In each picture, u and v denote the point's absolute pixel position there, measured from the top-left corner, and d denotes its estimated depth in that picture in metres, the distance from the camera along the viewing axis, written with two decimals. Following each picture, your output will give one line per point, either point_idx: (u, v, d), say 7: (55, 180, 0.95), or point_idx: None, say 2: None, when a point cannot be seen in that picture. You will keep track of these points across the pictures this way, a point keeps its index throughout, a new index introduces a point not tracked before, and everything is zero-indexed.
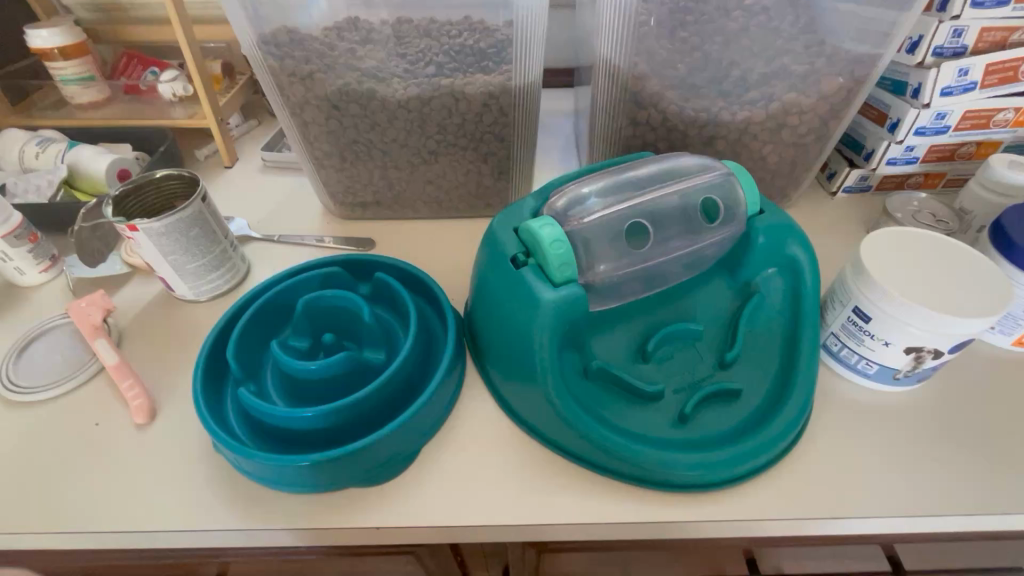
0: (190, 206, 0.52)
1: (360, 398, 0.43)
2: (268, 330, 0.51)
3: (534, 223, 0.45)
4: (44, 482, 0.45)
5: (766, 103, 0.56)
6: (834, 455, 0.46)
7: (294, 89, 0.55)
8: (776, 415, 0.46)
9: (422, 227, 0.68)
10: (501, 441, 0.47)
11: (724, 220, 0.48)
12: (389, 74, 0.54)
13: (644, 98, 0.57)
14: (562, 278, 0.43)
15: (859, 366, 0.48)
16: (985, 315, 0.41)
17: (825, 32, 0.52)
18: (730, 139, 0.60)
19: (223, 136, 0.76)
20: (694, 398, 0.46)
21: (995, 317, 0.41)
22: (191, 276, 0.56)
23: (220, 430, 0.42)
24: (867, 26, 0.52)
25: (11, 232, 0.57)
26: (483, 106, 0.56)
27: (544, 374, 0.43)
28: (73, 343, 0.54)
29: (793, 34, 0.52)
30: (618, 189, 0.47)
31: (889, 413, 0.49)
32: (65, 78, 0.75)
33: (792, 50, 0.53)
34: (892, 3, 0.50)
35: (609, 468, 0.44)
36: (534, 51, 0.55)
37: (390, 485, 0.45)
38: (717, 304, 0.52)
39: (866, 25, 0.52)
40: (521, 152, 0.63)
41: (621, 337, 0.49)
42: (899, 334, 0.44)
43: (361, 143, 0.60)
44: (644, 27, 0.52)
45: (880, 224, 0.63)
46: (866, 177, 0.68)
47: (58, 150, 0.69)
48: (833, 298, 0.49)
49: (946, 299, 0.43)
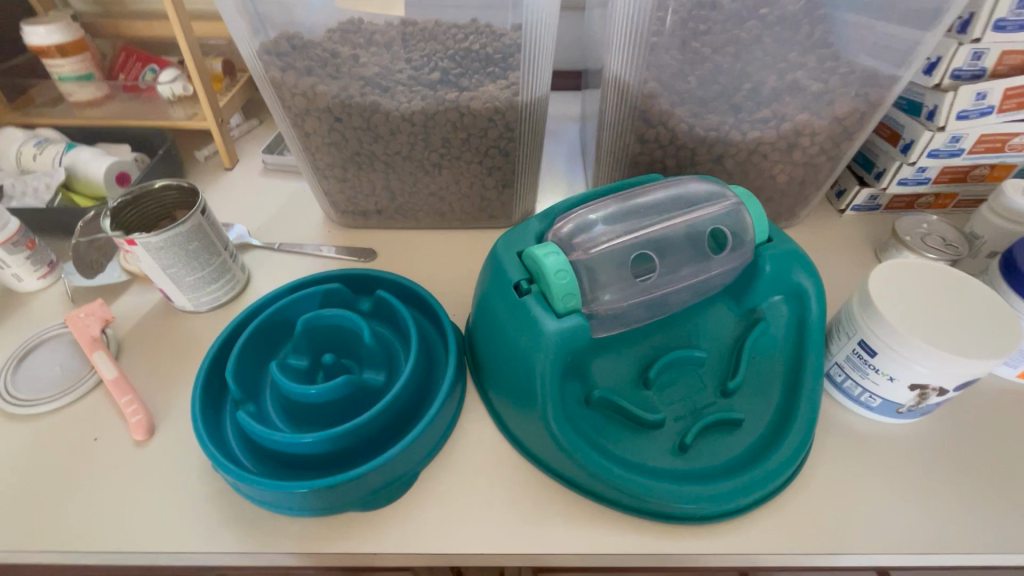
0: (189, 220, 0.51)
1: (360, 424, 0.43)
2: (268, 348, 0.50)
3: (539, 250, 0.44)
4: (41, 499, 0.45)
5: (777, 123, 0.55)
6: (836, 488, 0.46)
7: (295, 101, 0.54)
8: (778, 447, 0.45)
9: (425, 239, 0.67)
10: (501, 466, 0.47)
11: (732, 247, 0.47)
12: (393, 88, 0.53)
13: (653, 116, 0.56)
14: (566, 308, 0.43)
15: (863, 398, 0.48)
16: (985, 357, 0.41)
17: (839, 46, 0.51)
18: (739, 158, 0.59)
19: (223, 138, 0.75)
20: (695, 428, 0.46)
21: (995, 361, 0.41)
22: (190, 288, 0.56)
23: (217, 453, 0.42)
24: (886, 43, 0.51)
25: (9, 239, 0.56)
26: (489, 121, 0.55)
27: (545, 404, 0.42)
28: (72, 355, 0.54)
29: (808, 48, 0.51)
30: (624, 217, 0.46)
31: (892, 444, 0.48)
32: (63, 76, 0.74)
33: (806, 65, 0.51)
34: (915, 22, 0.50)
35: (608, 498, 0.44)
36: (541, 65, 0.53)
37: (388, 510, 0.45)
38: (721, 330, 0.51)
39: (884, 42, 0.51)
40: (526, 165, 0.62)
41: (623, 363, 0.49)
42: (905, 371, 0.44)
43: (364, 155, 0.59)
44: (656, 44, 0.50)
45: (888, 246, 0.62)
46: (876, 196, 0.67)
47: (56, 152, 0.67)
48: (839, 328, 0.48)
49: (954, 336, 0.42)
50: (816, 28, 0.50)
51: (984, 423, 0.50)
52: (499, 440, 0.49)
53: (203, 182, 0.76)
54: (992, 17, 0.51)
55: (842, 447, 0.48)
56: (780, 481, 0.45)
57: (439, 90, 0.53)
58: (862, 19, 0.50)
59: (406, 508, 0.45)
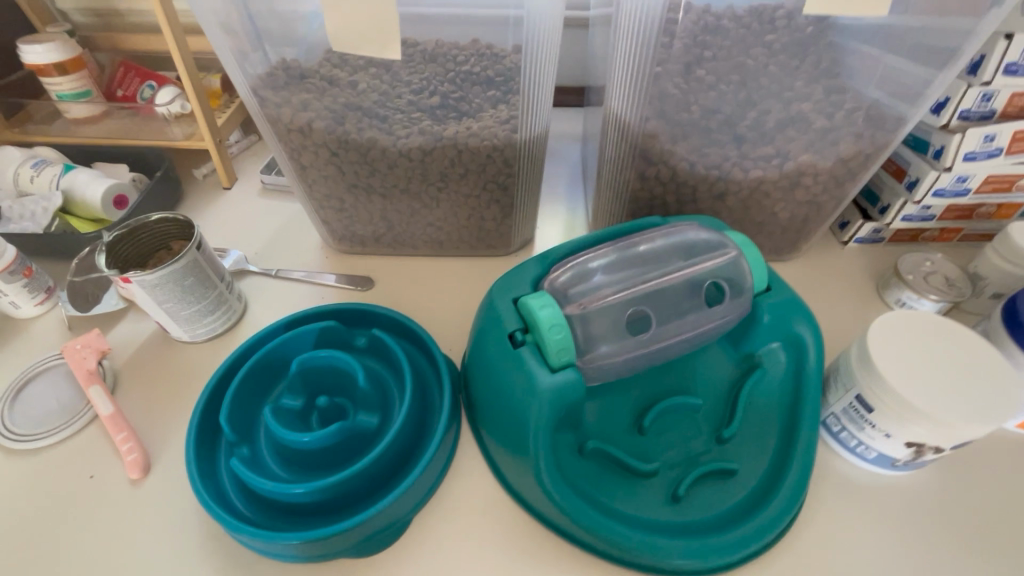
0: (184, 256, 0.51)
1: (352, 473, 0.43)
2: (263, 388, 0.51)
3: (534, 301, 0.44)
4: (36, 538, 0.45)
5: (780, 162, 0.54)
6: (831, 540, 0.46)
7: (292, 138, 0.54)
8: (771, 500, 0.45)
9: (423, 267, 0.67)
10: (494, 511, 0.47)
11: (730, 297, 0.47)
12: (391, 124, 0.52)
13: (654, 155, 0.55)
14: (560, 362, 0.43)
15: (859, 449, 0.48)
16: (979, 422, 0.40)
17: (847, 76, 0.50)
18: (741, 195, 0.58)
19: (221, 157, 0.74)
20: (689, 478, 0.46)
21: (988, 427, 0.40)
22: (186, 321, 0.56)
23: (210, 501, 0.42)
24: (893, 77, 0.50)
25: (6, 268, 0.56)
26: (487, 157, 0.55)
27: (538, 457, 0.42)
28: (68, 387, 0.54)
29: (813, 78, 0.49)
30: (619, 267, 0.46)
31: (888, 495, 0.48)
32: (60, 94, 0.73)
33: (813, 95, 0.50)
34: (926, 60, 0.49)
35: (600, 549, 0.44)
36: (540, 102, 0.53)
37: (380, 556, 0.45)
38: (717, 376, 0.51)
39: (891, 75, 0.50)
40: (524, 196, 0.61)
41: (618, 410, 0.49)
42: (901, 429, 0.43)
43: (361, 187, 0.58)
44: (657, 83, 0.49)
45: (891, 284, 0.62)
46: (879, 230, 0.66)
47: (53, 174, 0.67)
48: (837, 379, 0.48)
49: (952, 399, 0.42)
50: (824, 56, 0.49)
51: (982, 474, 0.49)
52: (492, 482, 0.49)
53: (201, 202, 0.75)
54: (1002, 61, 0.50)
55: (838, 497, 0.48)
56: (774, 534, 0.45)
57: (437, 114, 0.52)
58: (869, 49, 0.49)
59: (397, 553, 0.45)
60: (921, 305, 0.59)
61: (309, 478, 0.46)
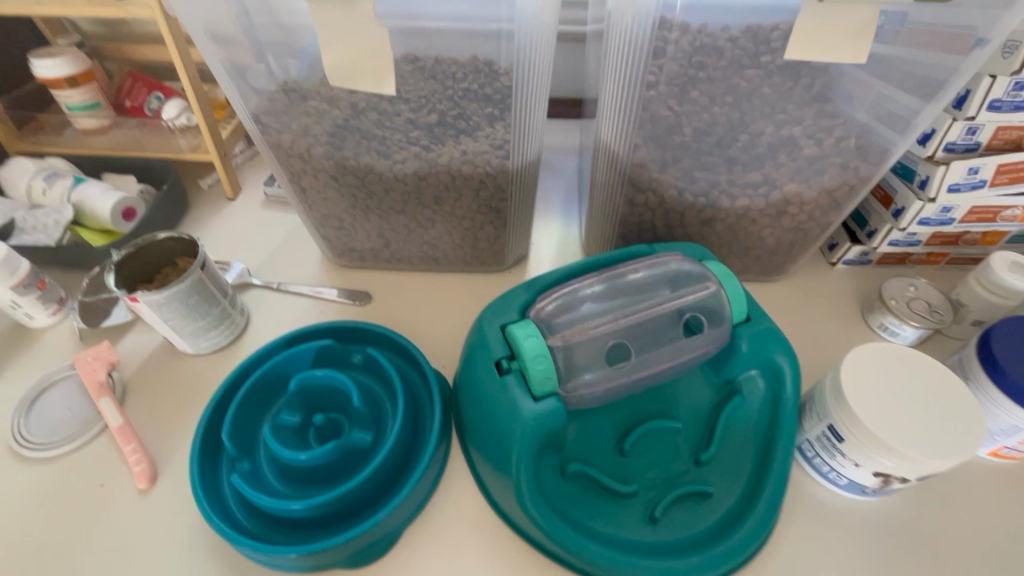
0: (189, 276, 0.53)
1: (345, 490, 0.46)
2: (264, 404, 0.53)
3: (519, 330, 0.46)
4: (52, 542, 0.49)
5: (767, 190, 0.56)
6: (802, 560, 0.48)
7: (293, 162, 0.56)
8: (744, 522, 0.47)
9: (419, 283, 0.69)
10: (480, 525, 0.49)
11: (710, 327, 0.49)
12: (388, 151, 0.54)
13: (643, 183, 0.57)
14: (543, 391, 0.45)
15: (831, 475, 0.50)
16: (932, 455, 0.42)
17: (838, 98, 0.50)
18: (729, 220, 0.59)
19: (226, 169, 0.76)
20: (665, 500, 0.48)
21: (940, 461, 0.42)
22: (191, 335, 0.58)
23: (213, 514, 0.45)
24: (885, 103, 0.51)
25: (20, 282, 0.59)
26: (480, 182, 0.57)
27: (521, 480, 0.44)
28: (79, 397, 0.57)
29: (806, 101, 0.49)
30: (603, 298, 0.48)
31: (859, 518, 0.50)
32: (71, 105, 0.75)
33: (803, 118, 0.51)
34: (917, 90, 0.49)
35: (578, 566, 0.46)
36: (532, 130, 0.54)
37: (372, 565, 0.48)
38: (697, 400, 0.53)
39: (883, 102, 0.50)
40: (517, 217, 0.63)
41: (600, 432, 0.51)
42: (870, 459, 0.46)
43: (359, 208, 0.61)
44: (647, 112, 0.50)
45: (874, 308, 0.63)
46: (867, 253, 0.67)
47: (64, 187, 0.70)
48: (812, 407, 0.50)
49: (916, 434, 0.44)
50: (816, 79, 0.48)
51: (952, 499, 0.51)
52: (480, 497, 0.51)
53: (206, 213, 0.77)
54: (987, 97, 0.50)
55: (812, 518, 0.50)
56: (746, 554, 0.47)
57: (432, 135, 0.53)
58: (863, 75, 0.49)
59: (389, 564, 0.48)
60: (902, 330, 0.61)
61: (305, 492, 0.48)
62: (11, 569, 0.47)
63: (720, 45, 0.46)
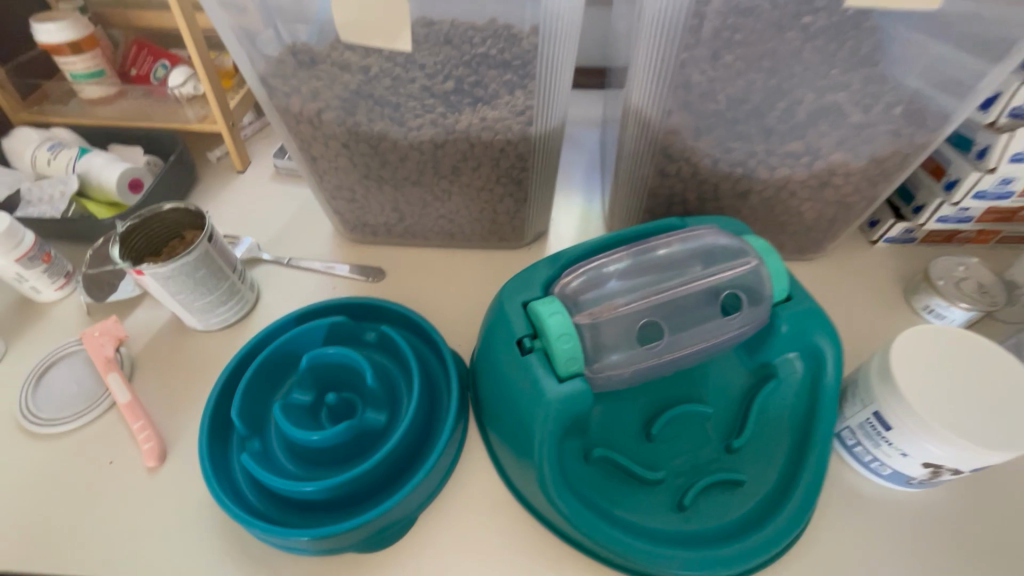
0: (196, 249, 0.51)
1: (358, 472, 0.44)
2: (275, 382, 0.51)
3: (543, 307, 0.43)
4: (60, 520, 0.47)
5: (810, 160, 0.52)
6: (839, 554, 0.45)
7: (303, 128, 0.53)
8: (779, 513, 0.44)
9: (435, 259, 0.66)
10: (498, 510, 0.47)
11: (749, 306, 0.45)
12: (403, 117, 0.51)
13: (675, 151, 0.53)
14: (568, 372, 0.42)
15: (873, 465, 0.47)
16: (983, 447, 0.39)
17: (887, 64, 0.45)
18: (765, 193, 0.55)
19: (234, 140, 0.73)
20: (695, 488, 0.45)
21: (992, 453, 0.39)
22: (199, 310, 0.56)
23: (222, 495, 0.44)
24: (941, 67, 0.46)
25: (25, 255, 0.57)
26: (500, 151, 0.53)
27: (543, 465, 0.42)
28: (87, 372, 0.56)
29: (853, 65, 0.45)
30: (634, 274, 0.45)
31: (902, 511, 0.47)
32: (75, 74, 0.73)
33: (849, 85, 0.46)
34: (983, 50, 0.44)
35: (602, 556, 0.44)
36: (557, 94, 0.51)
37: (386, 550, 0.46)
38: (729, 384, 0.50)
39: (939, 65, 0.46)
40: (538, 189, 0.59)
41: (626, 416, 0.48)
42: (918, 448, 0.42)
43: (372, 178, 0.57)
44: (682, 75, 0.46)
45: (919, 289, 0.59)
46: (911, 230, 0.63)
47: (69, 157, 0.67)
48: (854, 393, 0.47)
49: (967, 423, 0.40)
50: (864, 41, 0.44)
51: (1003, 492, 0.48)
52: (497, 481, 0.49)
53: (215, 186, 0.75)
54: None
55: (851, 511, 0.47)
56: (781, 546, 0.44)
57: (449, 103, 0.50)
58: (914, 36, 0.44)
59: (403, 549, 0.46)
60: (950, 313, 0.57)
61: (317, 474, 0.47)
62: (20, 546, 0.46)
63: (758, 4, 0.42)
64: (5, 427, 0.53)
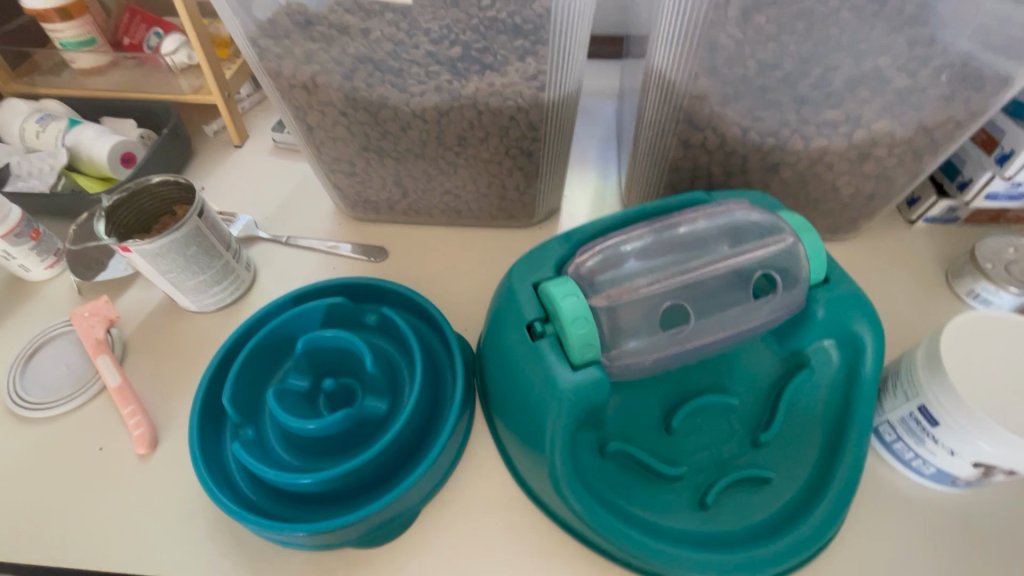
0: (185, 224, 0.48)
1: (357, 464, 0.41)
2: (270, 366, 0.49)
3: (556, 288, 0.39)
4: (48, 508, 0.45)
5: (850, 129, 0.47)
6: (875, 558, 0.41)
7: (296, 94, 0.49)
8: (810, 513, 0.41)
9: (440, 237, 0.62)
10: (505, 505, 0.44)
11: (782, 288, 0.41)
12: (404, 82, 0.47)
13: (700, 120, 0.48)
14: (583, 359, 0.38)
15: (915, 463, 0.43)
16: None
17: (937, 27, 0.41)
18: (798, 166, 0.51)
19: (230, 112, 0.69)
20: (718, 485, 0.42)
21: None
22: (192, 290, 0.53)
23: (213, 486, 0.41)
24: (1001, 27, 0.40)
25: (11, 231, 0.54)
26: (510, 119, 0.49)
27: (555, 460, 0.38)
28: (77, 354, 0.53)
29: (896, 26, 0.40)
30: (656, 252, 0.41)
31: (945, 512, 0.43)
32: (64, 42, 0.68)
33: (892, 49, 0.42)
34: None
35: (617, 556, 0.41)
36: (572, 56, 0.46)
37: (386, 546, 0.43)
38: (757, 373, 0.46)
39: (999, 24, 0.40)
40: (551, 162, 0.55)
41: (643, 406, 0.45)
42: (967, 447, 0.38)
43: (373, 150, 0.54)
44: (711, 35, 0.42)
45: (964, 271, 0.54)
46: (955, 208, 0.58)
47: (58, 130, 0.64)
48: (895, 384, 0.43)
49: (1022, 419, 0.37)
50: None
51: None
52: (504, 474, 0.46)
53: (212, 161, 0.71)
54: None
55: (888, 512, 0.43)
56: (813, 550, 0.41)
57: (455, 70, 0.46)
58: None
59: (403, 545, 0.43)
60: (998, 298, 0.52)
61: (314, 464, 0.44)
62: (6, 534, 0.44)
63: None
64: None
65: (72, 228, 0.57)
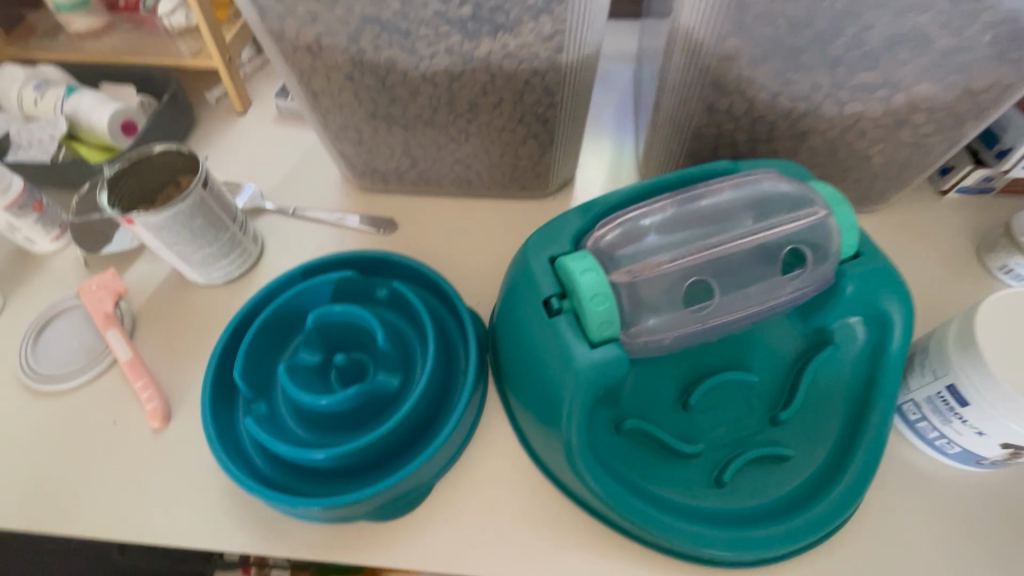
0: (190, 195, 0.47)
1: (370, 440, 0.40)
2: (280, 341, 0.48)
3: (574, 263, 0.38)
4: (66, 480, 0.46)
5: (886, 93, 0.44)
6: (894, 537, 0.41)
7: (299, 57, 0.47)
8: (829, 491, 0.40)
9: (450, 208, 0.60)
10: (520, 481, 0.44)
11: (811, 263, 0.39)
12: (413, 43, 0.44)
13: (727, 84, 0.45)
14: (601, 336, 0.37)
15: (938, 442, 0.42)
16: None
17: None
18: (829, 133, 0.48)
19: (232, 78, 0.66)
20: (736, 463, 0.41)
21: None
22: (200, 264, 0.52)
23: (227, 461, 0.41)
24: None
25: (14, 203, 0.53)
26: (525, 83, 0.47)
27: (571, 438, 0.38)
28: (87, 327, 0.53)
29: None
30: (679, 225, 0.39)
31: (967, 492, 0.42)
32: (59, 6, 0.65)
33: (942, 4, 0.39)
34: None
35: (631, 532, 0.41)
36: (592, 15, 0.43)
37: (400, 520, 0.43)
38: (778, 349, 0.45)
39: None
40: (567, 130, 0.53)
41: (661, 383, 0.44)
42: (997, 428, 0.37)
43: (381, 117, 0.51)
44: None
45: (997, 245, 0.52)
46: (992, 178, 0.55)
47: (55, 97, 0.62)
48: (924, 362, 0.41)
49: None
50: None
51: None
52: (518, 450, 0.46)
53: (214, 129, 0.69)
54: None
55: (908, 492, 0.42)
56: (831, 528, 0.40)
57: (467, 31, 0.43)
58: None
59: (416, 519, 0.43)
60: None
61: (327, 439, 0.44)
62: (27, 506, 0.45)
63: None
64: (8, 383, 0.51)
65: (76, 198, 0.56)
